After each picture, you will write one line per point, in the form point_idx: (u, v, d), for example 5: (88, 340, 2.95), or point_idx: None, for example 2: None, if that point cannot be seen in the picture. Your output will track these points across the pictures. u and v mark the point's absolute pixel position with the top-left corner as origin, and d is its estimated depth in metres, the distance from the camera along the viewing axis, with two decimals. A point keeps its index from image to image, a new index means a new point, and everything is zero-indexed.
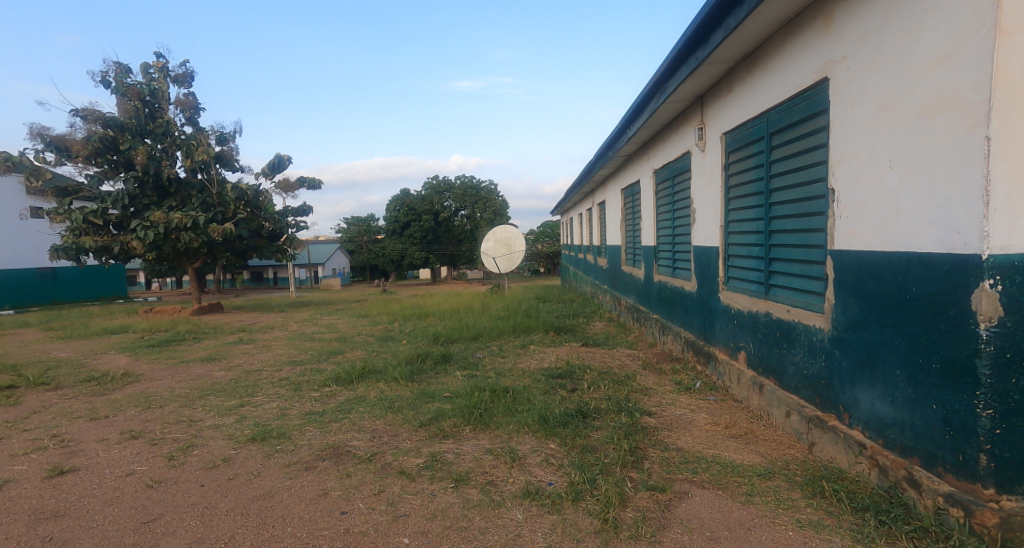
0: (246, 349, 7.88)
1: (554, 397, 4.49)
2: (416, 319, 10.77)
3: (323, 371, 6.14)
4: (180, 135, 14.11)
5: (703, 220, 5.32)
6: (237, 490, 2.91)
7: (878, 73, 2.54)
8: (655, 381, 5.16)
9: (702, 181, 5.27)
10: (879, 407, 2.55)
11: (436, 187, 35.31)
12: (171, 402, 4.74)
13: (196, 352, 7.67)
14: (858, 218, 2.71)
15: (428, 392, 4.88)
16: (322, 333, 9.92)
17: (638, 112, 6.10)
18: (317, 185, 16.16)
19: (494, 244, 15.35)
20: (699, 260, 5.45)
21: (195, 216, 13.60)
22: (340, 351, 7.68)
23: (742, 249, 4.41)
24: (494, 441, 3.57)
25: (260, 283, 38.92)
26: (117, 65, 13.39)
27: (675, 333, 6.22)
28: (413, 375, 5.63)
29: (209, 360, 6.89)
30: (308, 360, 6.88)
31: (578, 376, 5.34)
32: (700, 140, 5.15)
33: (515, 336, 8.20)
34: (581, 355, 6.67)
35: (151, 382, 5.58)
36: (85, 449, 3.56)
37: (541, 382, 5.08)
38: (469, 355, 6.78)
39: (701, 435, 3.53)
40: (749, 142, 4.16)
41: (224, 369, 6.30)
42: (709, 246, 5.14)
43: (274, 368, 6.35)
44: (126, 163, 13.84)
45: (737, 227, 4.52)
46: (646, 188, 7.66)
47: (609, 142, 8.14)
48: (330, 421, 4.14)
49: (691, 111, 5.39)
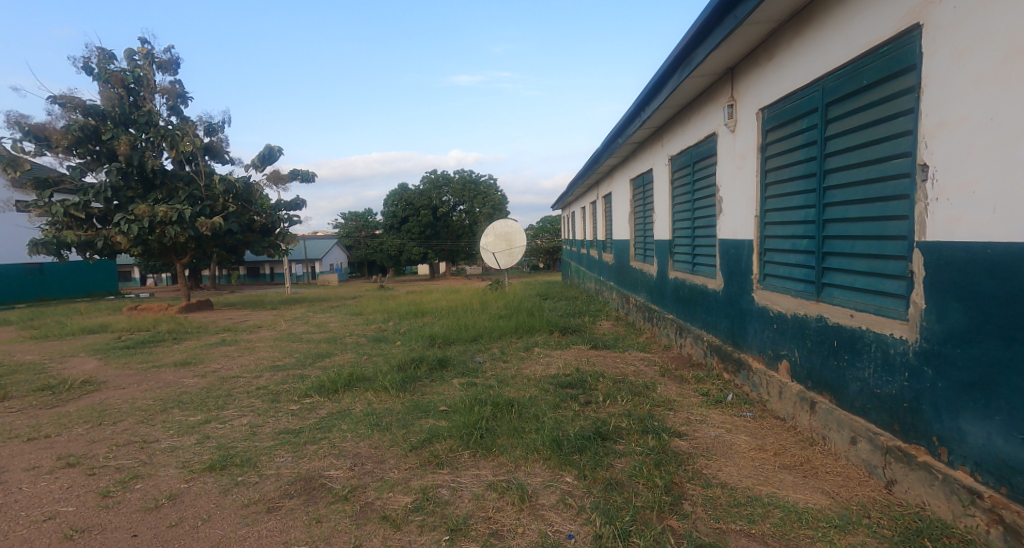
0: (226, 351, 7.26)
1: (566, 413, 3.93)
2: (412, 318, 10.17)
3: (307, 378, 5.56)
4: (166, 125, 13.50)
5: (731, 211, 4.75)
6: (177, 543, 2.33)
7: (1005, 8, 1.96)
8: (677, 392, 4.59)
9: (731, 166, 4.68)
10: (999, 445, 2.00)
11: (434, 181, 34.74)
12: (128, 416, 4.14)
13: (172, 356, 7.04)
14: (969, 200, 2.12)
15: (422, 406, 4.30)
16: (312, 332, 9.35)
17: (655, 89, 5.53)
18: (311, 177, 15.60)
19: (494, 239, 14.76)
20: (726, 255, 4.87)
21: (182, 209, 13.06)
22: (329, 353, 7.09)
23: (784, 241, 3.83)
24: (498, 472, 3.00)
25: (257, 280, 38.42)
26: (99, 51, 12.72)
27: (695, 336, 5.65)
28: (405, 383, 5.05)
29: (185, 365, 6.30)
30: (292, 365, 6.30)
31: (591, 385, 4.77)
32: (729, 119, 4.56)
33: (518, 337, 7.61)
34: (591, 359, 6.10)
35: (113, 392, 4.97)
36: (8, 481, 2.97)
37: (549, 393, 4.51)
38: (468, 359, 6.20)
39: (746, 463, 2.96)
40: (796, 116, 3.58)
41: (198, 376, 5.69)
42: (740, 239, 4.56)
43: (254, 375, 5.75)
44: (109, 154, 13.19)
45: (777, 216, 3.94)
46: (660, 178, 7.09)
47: (620, 127, 7.59)
48: (306, 442, 3.55)
49: (717, 88, 4.81)
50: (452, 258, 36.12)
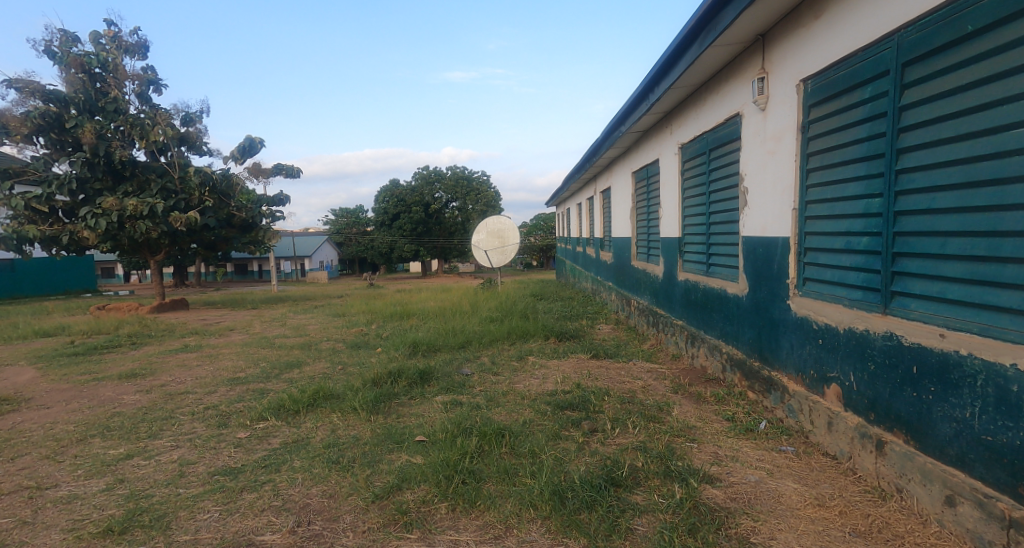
0: (184, 360, 6.50)
1: (568, 448, 3.25)
2: (397, 321, 9.44)
3: (267, 394, 4.83)
4: (136, 114, 12.73)
5: (758, 204, 4.06)
6: None
7: None
8: (696, 416, 3.91)
9: (760, 151, 3.99)
10: None
11: (426, 177, 33.89)
12: (34, 449, 3.41)
13: (121, 365, 6.27)
14: None
15: (395, 435, 3.58)
16: (287, 336, 8.59)
17: (668, 65, 4.87)
18: (295, 170, 14.83)
19: (486, 237, 14.04)
20: (751, 255, 4.20)
21: (153, 203, 12.27)
22: (300, 362, 6.35)
23: (831, 239, 3.16)
24: (482, 538, 2.35)
25: (245, 277, 37.54)
26: (61, 33, 11.98)
27: (711, 346, 4.97)
28: (378, 404, 4.32)
29: (131, 378, 5.52)
30: (254, 377, 5.57)
31: (595, 405, 4.10)
32: (759, 95, 3.87)
33: (511, 343, 6.91)
34: (593, 372, 5.41)
35: (31, 414, 4.22)
36: None
37: (547, 418, 3.83)
38: (454, 372, 5.49)
39: (806, 527, 2.31)
40: (851, 85, 2.91)
41: (141, 392, 4.93)
42: (771, 237, 3.88)
43: (206, 390, 5.00)
44: (74, 144, 12.38)
45: (822, 209, 3.27)
46: (668, 169, 6.40)
47: (623, 114, 6.94)
48: (242, 489, 2.82)
49: (744, 60, 4.14)
50: (444, 255, 35.39)
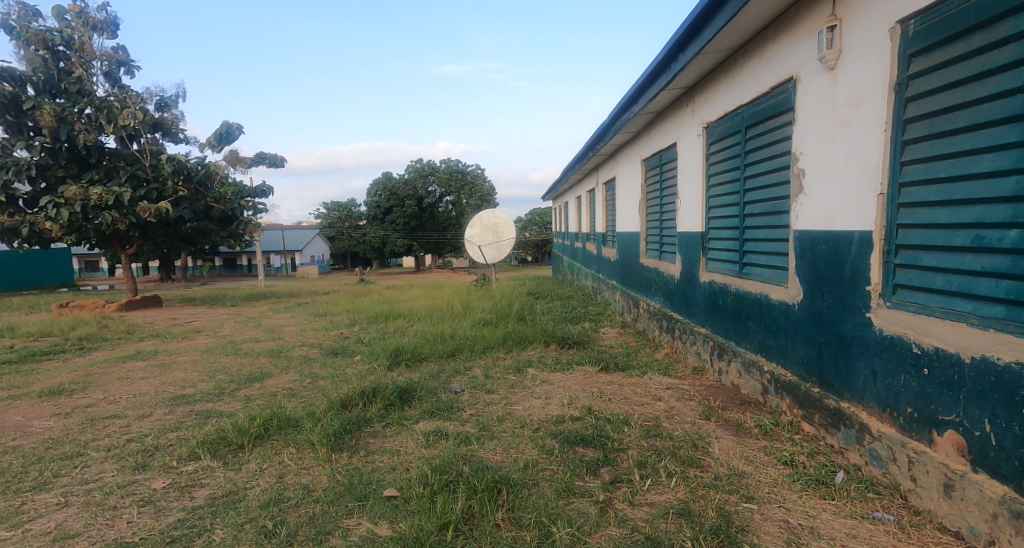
0: (129, 372, 5.58)
1: (585, 513, 2.42)
2: (382, 323, 8.57)
3: (209, 419, 3.94)
4: (103, 96, 11.74)
5: (820, 191, 3.20)
6: None
7: None
8: (741, 456, 3.09)
9: (825, 122, 3.14)
10: None
11: (418, 171, 32.67)
12: None
13: (51, 377, 5.34)
14: None
15: (357, 487, 2.71)
16: (258, 340, 7.67)
17: (699, 25, 4.06)
18: (279, 159, 13.89)
19: (480, 231, 13.14)
20: (808, 254, 3.36)
21: (120, 192, 11.26)
22: (264, 374, 5.45)
23: (943, 235, 2.33)
24: None
25: (233, 271, 36.59)
26: (20, 6, 11.00)
27: (746, 362, 4.13)
28: (343, 436, 3.45)
29: (55, 395, 4.61)
30: (203, 394, 4.68)
31: (613, 440, 3.25)
32: (827, 52, 3.03)
33: (506, 351, 6.05)
34: (603, 390, 4.56)
35: None
36: None
37: (555, 462, 2.97)
38: (441, 388, 4.63)
39: None
40: (991, 19, 2.14)
41: (55, 417, 4.03)
42: (838, 232, 3.01)
43: (138, 414, 4.11)
44: (33, 127, 11.39)
45: (924, 194, 2.42)
46: (689, 153, 5.55)
47: (634, 92, 6.11)
48: None
49: (804, 11, 3.32)
50: (438, 250, 34.48)
